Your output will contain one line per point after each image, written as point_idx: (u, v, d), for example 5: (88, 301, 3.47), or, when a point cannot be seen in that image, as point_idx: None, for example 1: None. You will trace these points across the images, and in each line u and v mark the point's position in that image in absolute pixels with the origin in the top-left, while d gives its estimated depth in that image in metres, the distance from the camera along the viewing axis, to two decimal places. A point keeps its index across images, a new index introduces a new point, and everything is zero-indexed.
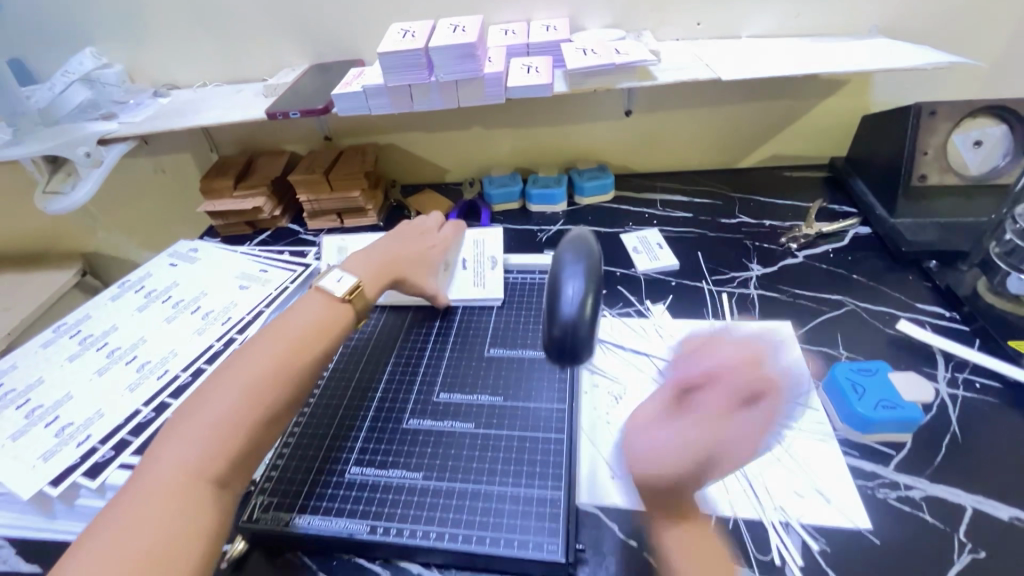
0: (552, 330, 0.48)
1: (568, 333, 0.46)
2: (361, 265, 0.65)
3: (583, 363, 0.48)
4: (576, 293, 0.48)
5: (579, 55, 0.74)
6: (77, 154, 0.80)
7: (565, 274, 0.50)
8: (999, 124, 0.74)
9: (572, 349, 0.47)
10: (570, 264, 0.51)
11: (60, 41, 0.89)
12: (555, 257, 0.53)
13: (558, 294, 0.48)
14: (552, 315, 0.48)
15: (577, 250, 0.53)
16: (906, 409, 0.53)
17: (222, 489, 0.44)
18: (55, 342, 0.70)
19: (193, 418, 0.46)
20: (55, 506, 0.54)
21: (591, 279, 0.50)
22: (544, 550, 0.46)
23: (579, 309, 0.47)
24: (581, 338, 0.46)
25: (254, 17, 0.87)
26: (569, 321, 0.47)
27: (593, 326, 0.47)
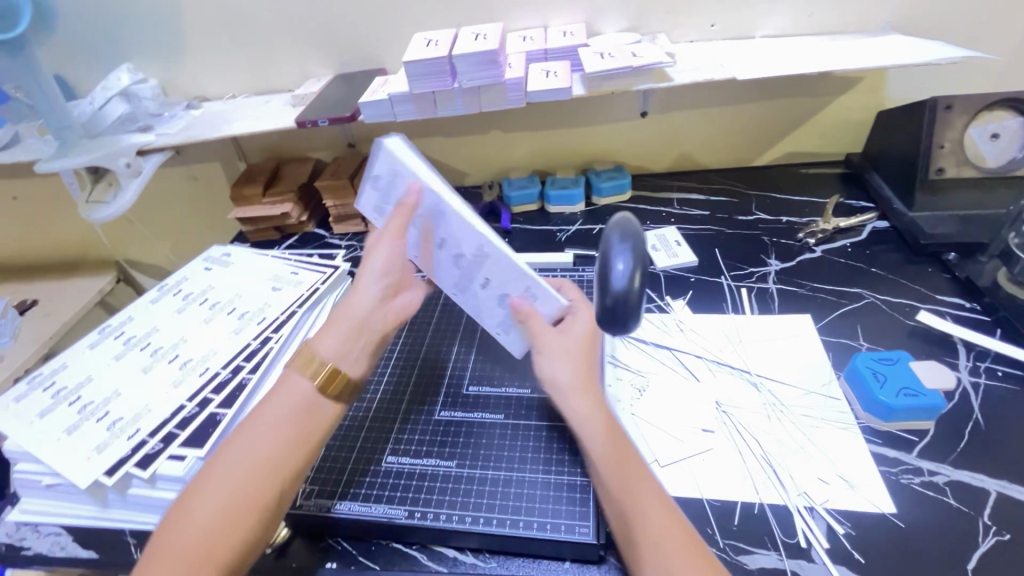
0: (601, 301, 0.44)
1: (617, 308, 0.43)
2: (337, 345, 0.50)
3: (630, 331, 0.46)
4: (625, 269, 0.43)
5: (597, 59, 0.76)
6: (118, 165, 0.85)
7: (615, 246, 0.44)
8: (1015, 116, 0.75)
9: (620, 322, 0.44)
10: (612, 237, 0.45)
11: (99, 57, 0.94)
12: (605, 227, 0.47)
13: (605, 267, 0.44)
14: (600, 289, 0.44)
15: (624, 218, 0.47)
16: (928, 396, 0.54)
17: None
18: (101, 343, 0.73)
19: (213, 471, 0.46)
20: (109, 495, 0.57)
21: (642, 251, 0.45)
22: (576, 532, 0.48)
23: (630, 285, 0.43)
24: (631, 314, 0.44)
25: (283, 30, 0.90)
26: (618, 296, 0.43)
27: (643, 301, 0.44)
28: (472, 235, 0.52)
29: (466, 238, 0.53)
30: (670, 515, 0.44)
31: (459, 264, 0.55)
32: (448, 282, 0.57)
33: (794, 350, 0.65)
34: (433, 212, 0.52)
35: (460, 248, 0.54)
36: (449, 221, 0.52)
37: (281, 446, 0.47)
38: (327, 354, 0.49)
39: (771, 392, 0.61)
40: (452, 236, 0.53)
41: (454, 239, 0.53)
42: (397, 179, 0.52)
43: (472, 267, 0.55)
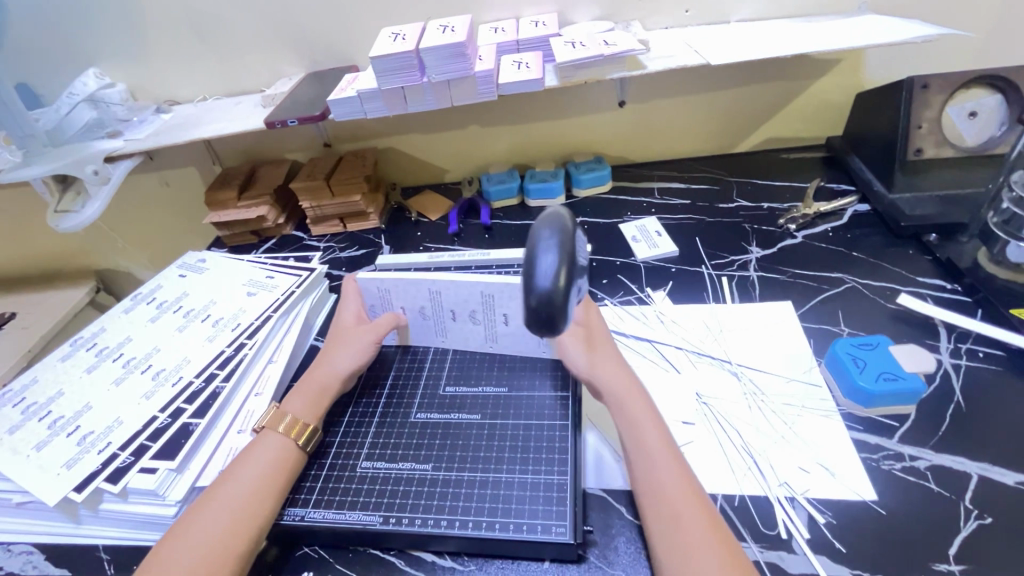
0: (527, 301, 0.42)
1: (544, 307, 0.41)
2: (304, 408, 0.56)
3: (559, 333, 0.44)
4: (550, 264, 0.42)
5: (569, 48, 0.74)
6: (86, 172, 0.83)
7: (542, 244, 0.43)
8: (993, 94, 0.74)
9: (548, 323, 0.42)
10: (544, 235, 0.44)
11: (64, 62, 0.92)
12: (534, 224, 0.46)
13: (531, 266, 0.43)
14: (527, 287, 0.43)
15: (553, 216, 0.46)
16: (908, 380, 0.54)
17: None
18: (73, 356, 0.72)
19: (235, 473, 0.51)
20: (80, 511, 0.56)
21: (570, 248, 0.44)
22: (553, 532, 0.47)
23: (555, 283, 0.41)
24: (557, 312, 0.42)
25: (250, 30, 0.88)
26: (544, 294, 0.42)
27: (570, 299, 0.42)
28: (470, 290, 0.61)
29: (467, 296, 0.62)
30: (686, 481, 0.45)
31: (478, 319, 0.63)
32: (480, 334, 0.65)
33: (776, 338, 0.65)
34: (432, 298, 0.64)
35: (468, 306, 0.63)
36: (447, 294, 0.63)
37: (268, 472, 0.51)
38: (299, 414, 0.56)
39: (752, 381, 0.60)
40: (460, 303, 0.63)
41: (460, 302, 0.63)
42: (391, 295, 0.65)
43: (487, 314, 0.63)
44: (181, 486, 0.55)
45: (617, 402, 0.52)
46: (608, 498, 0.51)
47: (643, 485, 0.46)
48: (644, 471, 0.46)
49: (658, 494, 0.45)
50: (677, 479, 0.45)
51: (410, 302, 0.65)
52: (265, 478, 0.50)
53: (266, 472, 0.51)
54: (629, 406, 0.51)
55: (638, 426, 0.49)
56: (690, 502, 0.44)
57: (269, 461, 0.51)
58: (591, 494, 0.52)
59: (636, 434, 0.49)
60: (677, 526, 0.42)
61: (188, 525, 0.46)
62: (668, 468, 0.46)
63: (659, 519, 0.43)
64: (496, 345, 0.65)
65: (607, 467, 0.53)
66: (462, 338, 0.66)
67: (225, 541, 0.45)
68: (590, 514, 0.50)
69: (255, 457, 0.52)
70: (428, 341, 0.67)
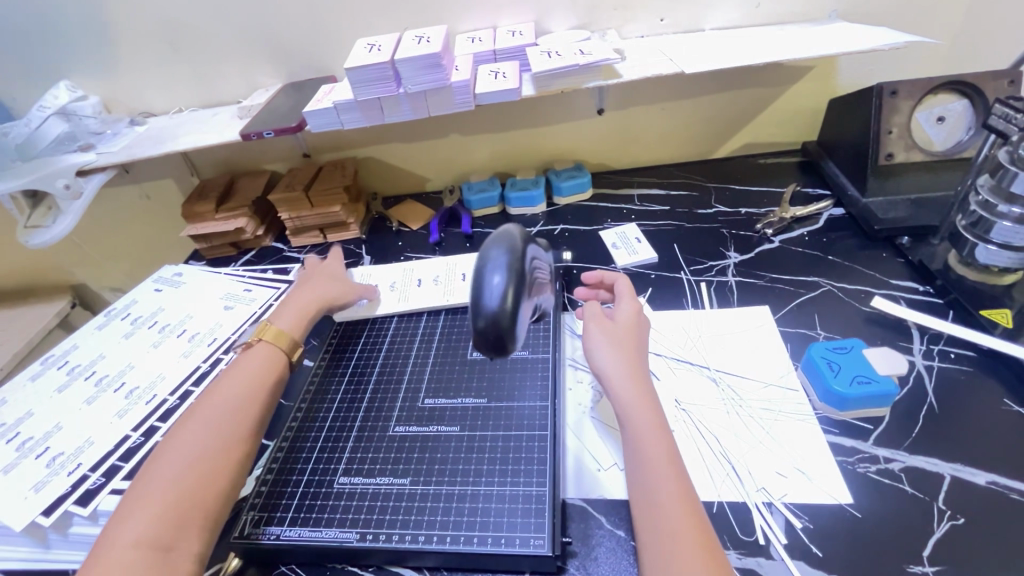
0: (475, 323, 0.43)
1: (491, 327, 0.42)
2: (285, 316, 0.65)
3: (511, 353, 0.44)
4: (498, 285, 0.42)
5: (545, 58, 0.75)
6: (57, 187, 0.82)
7: (491, 263, 0.44)
8: (960, 100, 0.75)
9: (496, 344, 0.43)
10: (495, 254, 0.45)
11: (35, 76, 0.90)
12: (485, 243, 0.46)
13: (481, 285, 0.43)
14: (476, 307, 0.43)
15: (503, 235, 0.47)
16: (881, 383, 0.54)
17: (170, 552, 0.43)
18: (43, 374, 0.70)
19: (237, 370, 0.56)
20: (48, 536, 0.55)
21: (518, 269, 0.44)
22: (531, 545, 0.47)
23: (502, 304, 0.42)
24: (504, 332, 0.42)
25: (225, 41, 0.88)
26: (492, 315, 0.42)
27: (517, 319, 0.43)
28: (437, 264, 0.81)
29: (435, 267, 0.81)
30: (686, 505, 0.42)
31: (440, 280, 0.78)
32: (439, 292, 0.76)
33: (753, 343, 0.65)
34: (404, 272, 0.81)
35: (434, 274, 0.80)
36: (417, 269, 0.81)
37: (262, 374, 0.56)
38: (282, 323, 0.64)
39: (730, 387, 0.60)
40: (428, 272, 0.80)
41: (427, 271, 0.80)
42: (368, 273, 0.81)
43: (448, 276, 0.79)
44: None
45: (623, 408, 0.48)
46: (588, 508, 0.51)
47: (638, 500, 0.43)
48: (641, 481, 0.44)
49: (654, 511, 0.42)
50: (674, 494, 0.42)
51: (382, 278, 0.80)
52: (241, 400, 0.53)
53: (240, 395, 0.54)
54: (634, 412, 0.47)
55: (641, 435, 0.46)
56: (686, 520, 0.41)
57: (246, 373, 0.56)
58: (571, 504, 0.51)
59: (639, 443, 0.45)
60: (671, 544, 0.40)
61: (174, 441, 0.49)
62: (665, 478, 0.43)
63: (655, 537, 0.41)
64: (453, 298, 0.75)
65: (587, 476, 0.53)
66: (422, 297, 0.75)
67: (211, 456, 0.49)
68: (570, 525, 0.50)
69: (234, 373, 0.56)
70: (392, 306, 0.75)
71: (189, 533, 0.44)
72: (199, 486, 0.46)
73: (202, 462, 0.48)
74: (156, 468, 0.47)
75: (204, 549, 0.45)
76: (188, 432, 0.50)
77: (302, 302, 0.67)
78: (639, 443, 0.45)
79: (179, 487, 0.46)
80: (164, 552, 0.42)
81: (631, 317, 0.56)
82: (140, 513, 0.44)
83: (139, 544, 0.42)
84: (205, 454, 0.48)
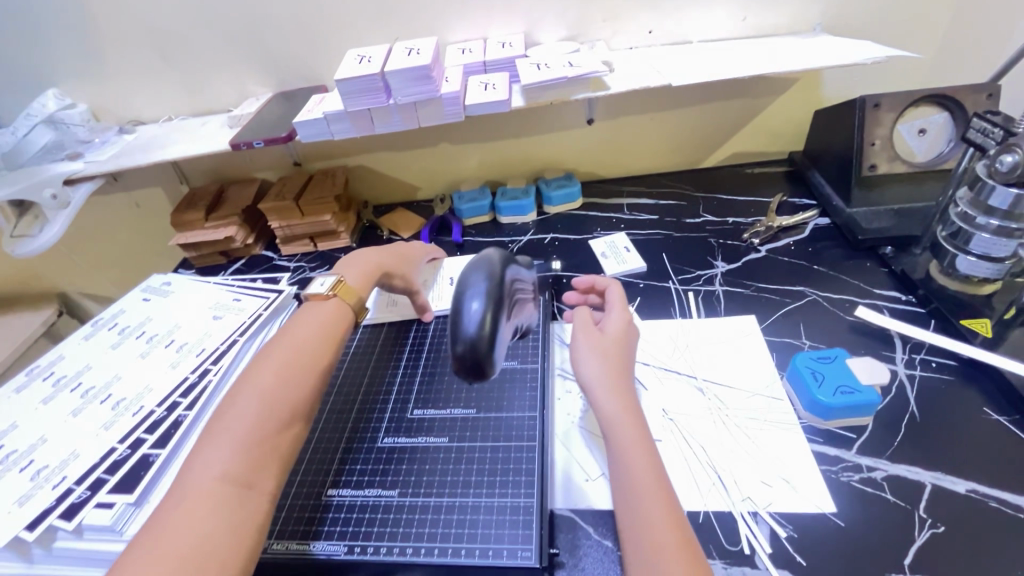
0: (454, 348, 0.43)
1: (470, 353, 0.43)
2: (352, 266, 0.67)
3: (491, 377, 0.45)
4: (477, 311, 0.43)
5: (534, 69, 0.75)
6: (45, 197, 0.81)
7: (470, 290, 0.45)
8: (941, 112, 0.77)
9: (475, 369, 0.44)
10: (476, 281, 0.46)
11: (24, 84, 0.90)
12: (464, 270, 0.47)
13: (459, 311, 0.44)
14: (455, 333, 0.44)
15: (482, 262, 0.48)
16: (864, 393, 0.55)
17: (249, 493, 0.45)
18: (29, 386, 0.69)
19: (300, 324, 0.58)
20: (33, 550, 0.54)
21: (497, 295, 0.45)
22: (519, 557, 0.47)
23: (480, 330, 0.43)
24: (482, 359, 0.43)
25: (216, 49, 0.88)
26: (470, 340, 0.43)
27: (495, 346, 0.43)
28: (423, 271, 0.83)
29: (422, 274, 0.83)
30: (672, 518, 0.42)
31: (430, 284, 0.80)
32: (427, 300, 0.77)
33: (739, 352, 0.66)
34: None
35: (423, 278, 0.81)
36: None
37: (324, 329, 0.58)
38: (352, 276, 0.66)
39: (717, 396, 0.61)
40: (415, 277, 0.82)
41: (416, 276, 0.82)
42: None
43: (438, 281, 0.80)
44: (139, 522, 0.54)
45: (607, 422, 0.48)
46: (575, 519, 0.51)
47: (624, 516, 0.43)
48: (625, 493, 0.44)
49: (640, 525, 0.42)
50: (659, 510, 0.42)
51: None
52: (309, 349, 0.55)
53: (307, 345, 0.56)
54: (618, 426, 0.48)
55: (626, 451, 0.46)
56: (669, 532, 0.41)
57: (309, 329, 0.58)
58: (559, 515, 0.52)
59: (626, 456, 0.46)
60: (655, 555, 0.40)
61: (246, 390, 0.50)
62: (649, 495, 0.43)
63: (640, 547, 0.41)
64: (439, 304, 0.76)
65: (574, 487, 0.54)
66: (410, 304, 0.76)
67: (282, 405, 0.50)
68: (557, 536, 0.50)
69: (300, 327, 0.58)
70: (382, 314, 0.75)
71: (266, 476, 0.46)
72: (273, 437, 0.48)
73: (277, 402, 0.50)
74: (236, 405, 0.49)
75: (276, 491, 0.47)
76: (258, 378, 0.51)
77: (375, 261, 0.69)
78: (625, 455, 0.46)
79: (254, 437, 0.47)
80: (242, 492, 0.44)
81: (622, 326, 0.57)
82: (222, 447, 0.46)
83: (224, 478, 0.44)
84: (274, 400, 0.50)
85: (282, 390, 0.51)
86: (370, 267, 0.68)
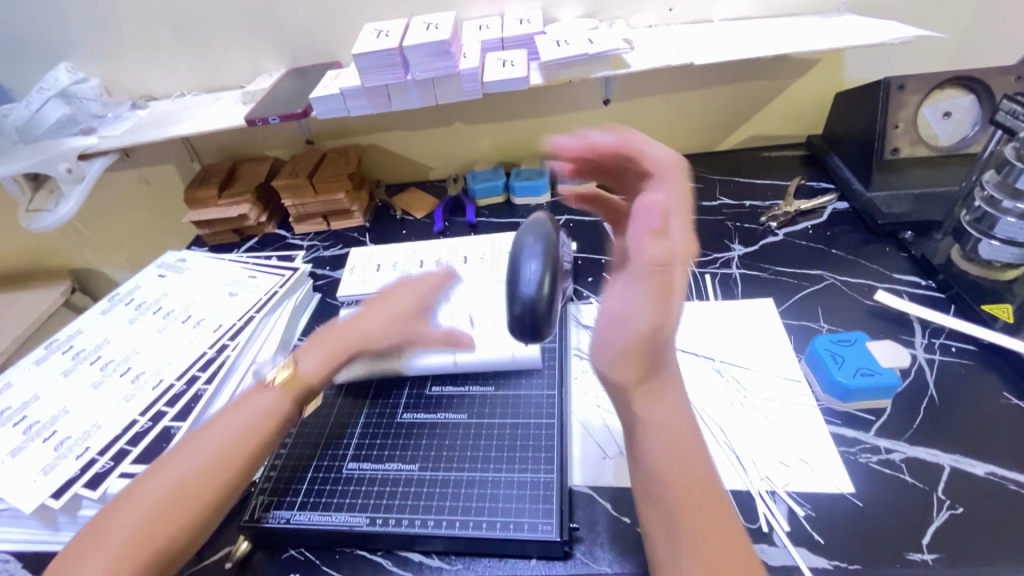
0: (512, 308, 0.50)
1: (529, 311, 0.49)
2: (313, 354, 0.54)
3: (546, 339, 0.51)
4: (535, 273, 0.50)
5: (554, 46, 0.74)
6: (59, 171, 0.82)
7: (528, 252, 0.52)
8: (968, 95, 0.75)
9: (532, 327, 0.49)
10: (530, 245, 0.53)
11: (36, 57, 0.89)
12: (520, 233, 0.55)
13: (518, 274, 0.51)
14: (514, 294, 0.50)
15: (537, 227, 0.55)
16: (883, 375, 0.55)
17: None
18: (48, 359, 0.70)
19: (244, 403, 0.52)
20: (58, 518, 0.55)
21: (551, 258, 0.52)
22: (539, 531, 0.47)
23: (539, 290, 0.49)
24: (540, 317, 0.49)
25: (229, 24, 0.87)
26: (528, 301, 0.49)
27: (551, 305, 0.50)
28: (440, 247, 0.85)
29: (439, 249, 0.85)
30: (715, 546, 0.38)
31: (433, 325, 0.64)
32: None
33: (757, 334, 0.66)
34: (409, 255, 0.85)
35: (436, 255, 0.84)
36: (422, 251, 0.85)
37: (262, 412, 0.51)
38: (305, 366, 0.54)
39: (735, 376, 0.61)
40: (430, 254, 0.84)
41: (427, 252, 0.84)
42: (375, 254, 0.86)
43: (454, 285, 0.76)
44: None
45: (641, 422, 0.42)
46: (593, 494, 0.52)
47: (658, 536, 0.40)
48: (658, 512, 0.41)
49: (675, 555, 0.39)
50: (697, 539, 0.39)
51: (388, 260, 0.84)
52: (232, 438, 0.49)
53: (231, 433, 0.49)
54: (650, 431, 0.42)
55: (663, 456, 0.42)
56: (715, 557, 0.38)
57: (238, 417, 0.50)
58: (577, 492, 0.52)
59: (664, 465, 0.41)
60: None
61: (150, 479, 0.46)
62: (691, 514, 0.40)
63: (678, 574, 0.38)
64: None
65: (592, 463, 0.54)
66: None
67: (182, 502, 0.45)
68: (576, 511, 0.51)
69: (234, 410, 0.51)
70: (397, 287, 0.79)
71: None
72: (160, 541, 0.43)
73: (176, 498, 0.45)
74: (140, 494, 0.45)
75: None
76: (179, 459, 0.47)
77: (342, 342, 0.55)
78: (662, 461, 0.41)
79: (136, 541, 0.42)
80: None
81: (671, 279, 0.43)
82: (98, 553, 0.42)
83: None
84: (178, 494, 0.45)
85: (189, 479, 0.46)
86: (324, 350, 0.55)
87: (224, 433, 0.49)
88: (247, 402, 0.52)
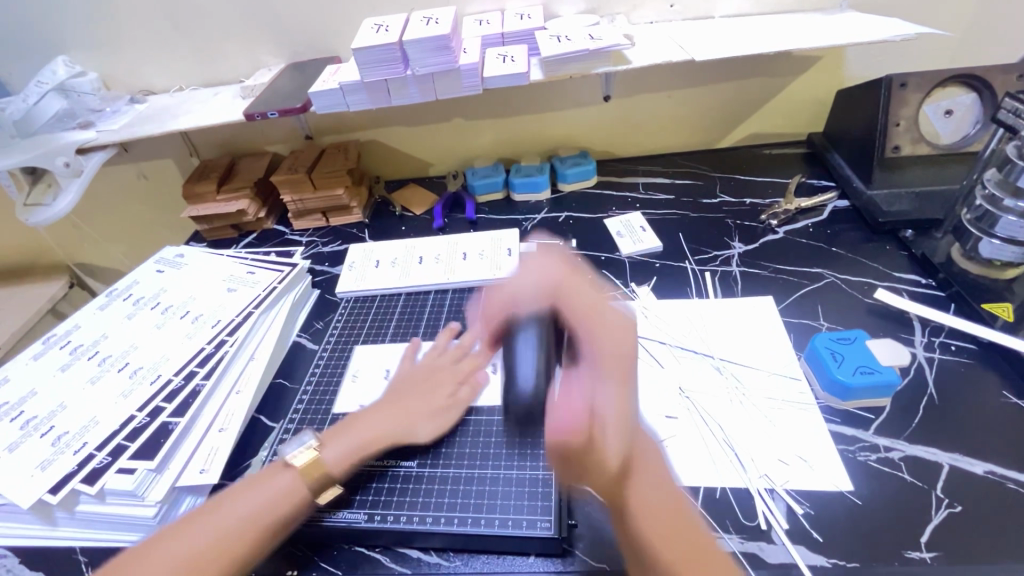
0: (510, 404, 0.48)
1: (525, 409, 0.47)
2: (340, 449, 0.50)
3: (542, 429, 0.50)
4: (533, 368, 0.46)
5: (555, 42, 0.74)
6: (56, 165, 0.81)
7: (521, 341, 0.46)
8: (969, 93, 0.75)
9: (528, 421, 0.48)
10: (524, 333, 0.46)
11: (33, 51, 0.89)
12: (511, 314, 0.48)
13: (513, 368, 0.46)
14: (510, 388, 0.47)
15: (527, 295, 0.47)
16: (883, 373, 0.55)
17: None
18: (45, 354, 0.70)
19: (262, 484, 0.47)
20: (55, 514, 0.55)
21: (549, 343, 0.46)
22: (538, 527, 0.47)
23: (535, 393, 0.46)
24: (536, 414, 0.47)
25: (228, 18, 0.86)
26: (526, 401, 0.47)
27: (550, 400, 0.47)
28: (439, 244, 0.85)
29: (439, 246, 0.84)
30: None
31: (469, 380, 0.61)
32: (440, 271, 0.79)
33: (757, 331, 0.66)
34: (408, 251, 0.85)
35: (436, 252, 0.83)
36: (422, 247, 0.85)
37: (278, 500, 0.46)
38: (330, 460, 0.50)
39: (734, 374, 0.61)
40: (429, 250, 0.84)
41: (427, 249, 0.84)
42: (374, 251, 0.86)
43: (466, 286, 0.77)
44: (160, 487, 0.54)
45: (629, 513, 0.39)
46: None
47: None
48: None
49: None
50: None
51: (387, 256, 0.84)
52: (238, 532, 0.43)
53: (239, 524, 0.44)
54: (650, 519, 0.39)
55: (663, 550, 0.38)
56: None
57: (251, 502, 0.45)
58: None
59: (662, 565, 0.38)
60: None
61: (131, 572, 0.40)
62: None
63: None
64: (452, 277, 0.78)
65: None
66: (424, 276, 0.79)
67: None
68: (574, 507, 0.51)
69: (249, 491, 0.46)
70: (396, 284, 0.79)
71: None
72: None
73: None
74: None
75: None
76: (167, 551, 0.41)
77: (377, 434, 0.52)
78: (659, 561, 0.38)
79: None
80: None
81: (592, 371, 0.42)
82: None
83: None
84: None
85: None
86: (363, 440, 0.51)
87: (230, 521, 0.44)
88: (263, 485, 0.47)
